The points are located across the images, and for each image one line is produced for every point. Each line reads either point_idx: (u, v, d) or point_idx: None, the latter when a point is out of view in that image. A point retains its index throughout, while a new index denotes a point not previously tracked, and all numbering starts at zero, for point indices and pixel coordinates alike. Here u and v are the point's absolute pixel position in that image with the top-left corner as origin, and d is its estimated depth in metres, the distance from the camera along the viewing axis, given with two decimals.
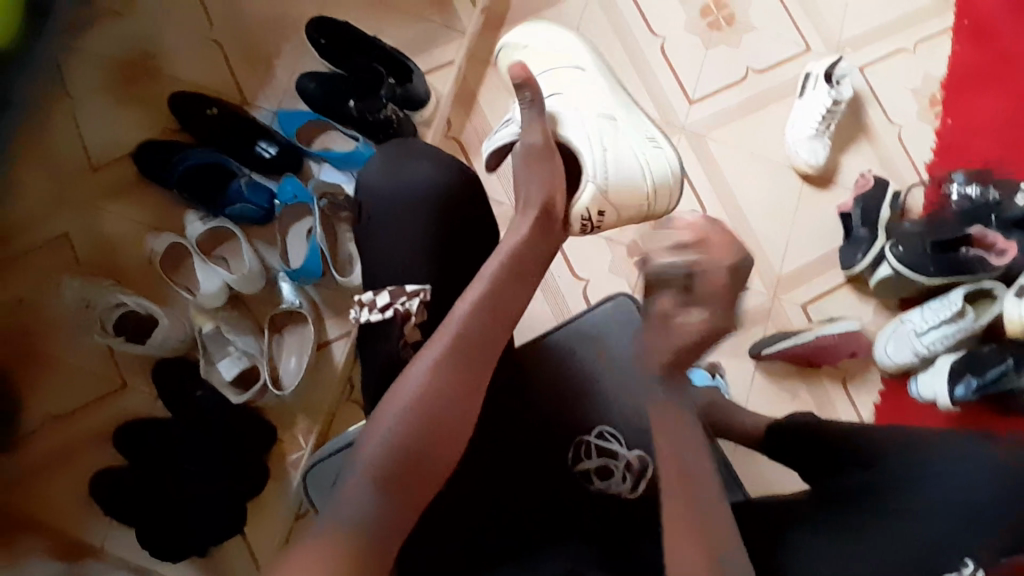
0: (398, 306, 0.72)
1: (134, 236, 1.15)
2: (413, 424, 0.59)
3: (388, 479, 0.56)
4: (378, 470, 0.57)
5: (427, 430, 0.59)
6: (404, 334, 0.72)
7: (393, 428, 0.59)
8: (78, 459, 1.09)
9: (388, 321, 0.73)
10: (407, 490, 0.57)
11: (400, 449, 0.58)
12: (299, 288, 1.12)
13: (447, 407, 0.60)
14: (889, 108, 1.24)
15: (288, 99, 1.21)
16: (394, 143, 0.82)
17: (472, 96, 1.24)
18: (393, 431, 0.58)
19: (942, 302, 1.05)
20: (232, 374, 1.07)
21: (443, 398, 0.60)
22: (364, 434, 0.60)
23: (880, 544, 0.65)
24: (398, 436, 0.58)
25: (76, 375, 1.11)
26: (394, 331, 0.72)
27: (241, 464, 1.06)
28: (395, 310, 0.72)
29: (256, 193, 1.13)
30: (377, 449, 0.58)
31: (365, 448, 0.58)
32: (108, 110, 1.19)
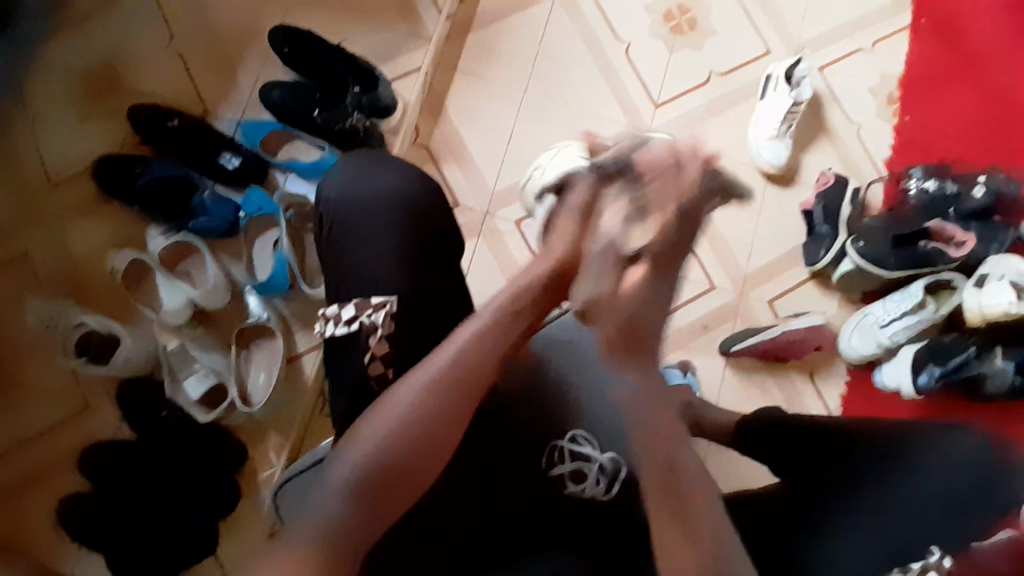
0: (364, 319, 0.72)
1: (96, 252, 1.12)
2: (399, 442, 0.58)
3: (367, 492, 0.56)
4: (358, 483, 0.56)
5: (410, 455, 0.59)
6: (371, 345, 0.72)
7: (378, 444, 0.58)
8: (42, 484, 1.05)
9: (354, 333, 0.72)
10: (385, 502, 0.57)
11: (383, 464, 0.57)
12: (267, 302, 1.11)
13: (433, 437, 0.60)
14: (848, 107, 1.26)
15: (251, 108, 1.19)
16: (360, 152, 0.81)
17: (439, 103, 1.24)
18: (378, 449, 0.58)
19: (903, 295, 1.08)
20: (198, 392, 1.05)
21: (435, 421, 0.60)
22: (343, 449, 0.59)
23: (848, 534, 0.66)
24: (383, 453, 0.58)
25: (38, 398, 1.07)
26: (360, 342, 0.72)
27: (212, 483, 1.03)
28: (361, 324, 0.72)
29: (220, 207, 1.12)
30: (354, 468, 0.57)
31: (342, 465, 0.57)
32: (64, 125, 1.16)
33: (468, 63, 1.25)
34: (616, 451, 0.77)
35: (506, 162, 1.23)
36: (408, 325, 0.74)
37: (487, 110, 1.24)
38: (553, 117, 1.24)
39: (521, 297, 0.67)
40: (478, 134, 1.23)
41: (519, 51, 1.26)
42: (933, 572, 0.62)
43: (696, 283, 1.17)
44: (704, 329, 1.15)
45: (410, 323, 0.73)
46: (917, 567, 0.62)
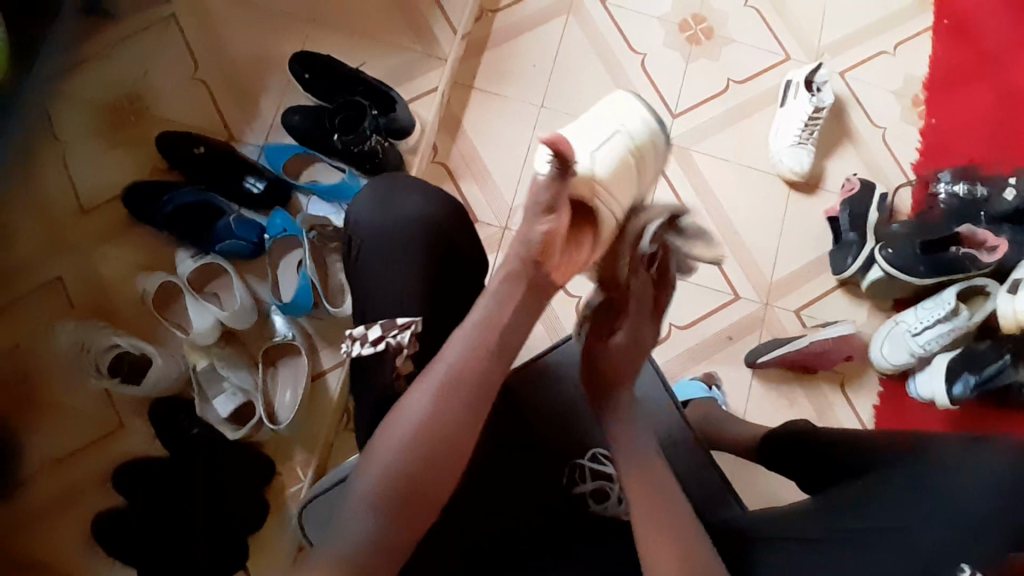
0: (390, 339, 0.73)
1: (127, 275, 1.15)
2: (414, 453, 0.57)
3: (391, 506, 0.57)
4: (380, 494, 0.57)
5: (429, 460, 0.57)
6: (397, 365, 0.72)
7: (394, 455, 0.57)
8: (74, 503, 1.07)
9: (380, 353, 0.73)
10: (412, 511, 0.57)
11: (396, 474, 0.57)
12: (291, 321, 1.13)
13: (451, 438, 0.58)
14: (872, 111, 1.24)
15: (275, 134, 1.22)
16: (386, 174, 0.82)
17: (455, 121, 1.25)
18: (395, 460, 0.57)
19: (933, 302, 1.03)
20: (227, 410, 1.07)
21: (448, 427, 0.58)
22: (363, 463, 0.60)
23: (885, 552, 0.64)
24: (399, 462, 0.57)
25: (72, 416, 1.10)
26: (386, 363, 0.73)
27: (241, 499, 1.06)
28: (387, 343, 0.73)
29: (245, 229, 1.14)
30: (373, 480, 0.57)
31: (363, 479, 0.58)
32: (97, 153, 1.20)
33: (484, 80, 1.27)
34: None
35: (524, 177, 1.24)
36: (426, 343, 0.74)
37: (504, 127, 1.25)
38: None
39: (520, 279, 0.63)
40: (495, 150, 1.24)
41: (535, 67, 1.27)
42: None
43: (719, 293, 1.15)
44: (729, 340, 1.13)
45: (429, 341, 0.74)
46: None
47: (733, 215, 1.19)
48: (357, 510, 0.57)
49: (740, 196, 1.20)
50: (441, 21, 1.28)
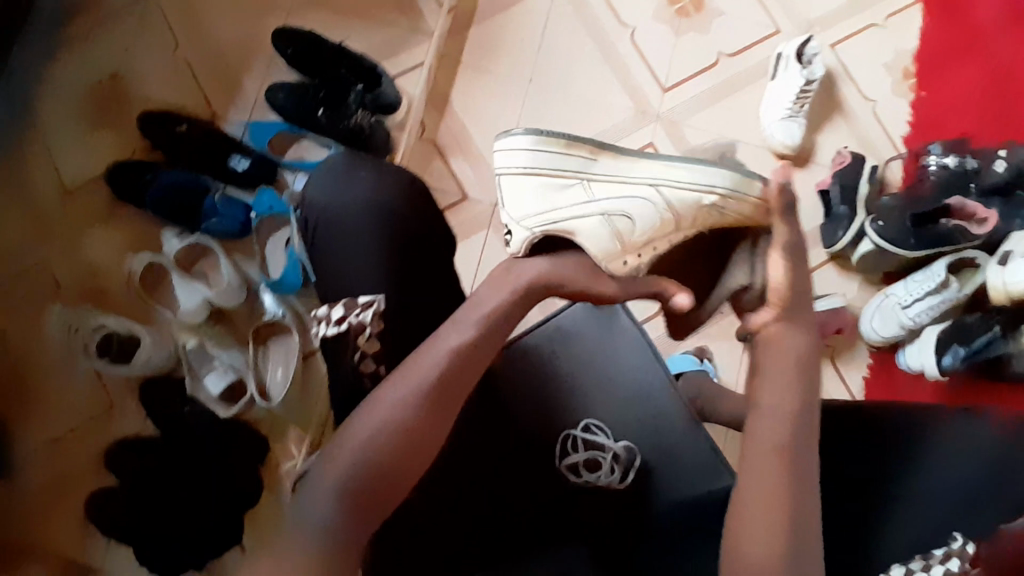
0: (353, 318, 0.71)
1: (112, 257, 1.14)
2: (390, 451, 0.55)
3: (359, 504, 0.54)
4: (349, 489, 0.54)
5: (404, 451, 0.55)
6: (359, 344, 0.70)
7: (367, 442, 0.55)
8: (68, 483, 1.08)
9: (343, 333, 0.71)
10: (379, 510, 0.54)
11: (368, 464, 0.54)
12: (281, 299, 1.11)
13: (430, 432, 0.56)
14: (863, 84, 1.23)
15: (258, 110, 1.20)
16: (348, 154, 0.82)
17: (443, 96, 1.24)
18: (367, 458, 0.54)
19: (924, 275, 1.04)
20: (219, 388, 1.07)
21: (426, 430, 0.56)
22: (331, 446, 0.56)
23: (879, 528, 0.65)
24: (372, 452, 0.54)
25: (61, 398, 1.09)
26: (349, 342, 0.71)
27: (232, 477, 1.05)
28: (350, 323, 0.71)
29: (232, 208, 1.13)
30: (343, 468, 0.54)
31: (330, 465, 0.55)
32: (78, 132, 1.18)
33: (472, 55, 1.25)
34: (629, 441, 0.81)
35: None
36: (416, 319, 0.74)
37: (493, 102, 1.24)
38: (559, 107, 1.23)
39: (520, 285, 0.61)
40: (484, 126, 1.23)
41: (523, 42, 1.25)
42: (956, 559, 0.60)
43: None
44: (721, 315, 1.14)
45: (419, 316, 0.74)
46: (939, 553, 0.61)
47: None
48: (322, 495, 0.53)
49: None
50: None
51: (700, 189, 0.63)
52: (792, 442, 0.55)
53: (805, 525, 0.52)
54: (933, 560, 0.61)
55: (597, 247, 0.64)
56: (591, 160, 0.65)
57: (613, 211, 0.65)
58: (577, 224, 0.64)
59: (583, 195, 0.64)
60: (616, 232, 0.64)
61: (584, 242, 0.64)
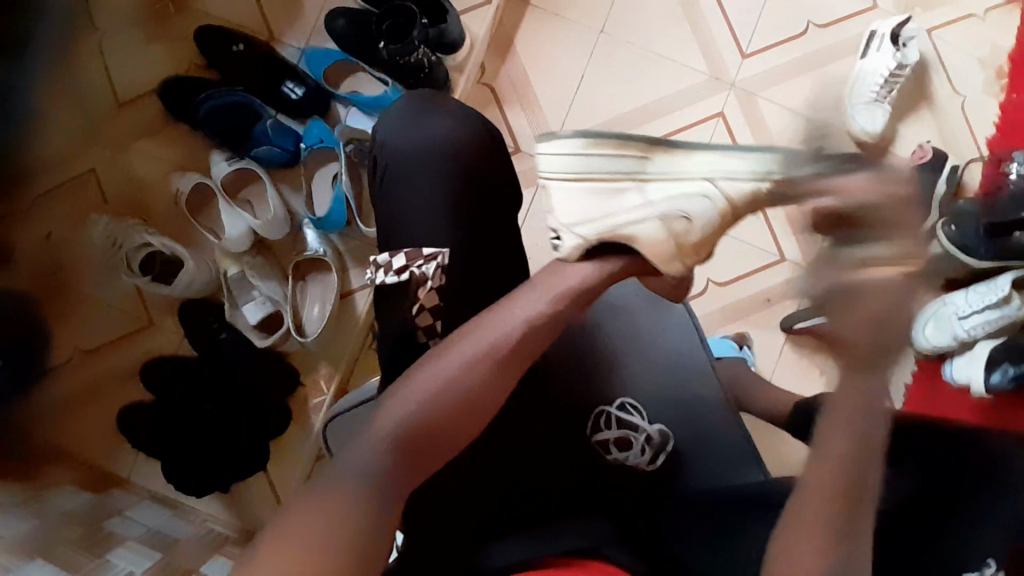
0: (414, 270, 0.70)
1: (160, 175, 1.13)
2: (446, 399, 0.55)
3: (408, 443, 0.54)
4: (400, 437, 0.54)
5: (460, 409, 0.56)
6: (419, 296, 0.70)
7: (426, 394, 0.55)
8: (106, 391, 1.11)
9: (403, 283, 0.71)
10: (422, 455, 0.55)
11: (424, 415, 0.55)
12: (324, 237, 1.11)
13: (487, 396, 0.57)
14: (955, 76, 1.15)
15: (317, 37, 1.16)
16: (413, 93, 0.78)
17: (508, 41, 1.18)
18: (424, 400, 0.55)
19: (988, 287, 1.01)
20: (256, 319, 1.08)
21: (483, 389, 0.56)
22: (389, 395, 0.57)
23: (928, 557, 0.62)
24: (429, 405, 0.55)
25: (103, 309, 1.12)
26: (408, 291, 0.70)
27: (263, 405, 1.08)
28: (411, 273, 0.70)
29: (282, 136, 1.11)
30: (399, 416, 0.55)
31: (388, 411, 0.55)
32: (133, 40, 1.15)
33: None
34: (662, 424, 0.81)
35: (575, 108, 1.17)
36: (467, 281, 0.72)
37: (559, 52, 1.18)
38: (628, 65, 1.17)
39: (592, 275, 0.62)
40: (547, 78, 1.18)
41: None
42: None
43: (764, 254, 1.12)
44: (767, 303, 1.11)
45: (469, 279, 0.72)
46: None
47: None
48: (374, 440, 0.54)
49: None
50: None
51: (755, 177, 0.63)
52: (857, 448, 0.55)
53: (853, 533, 0.55)
54: None
55: (655, 249, 0.63)
56: (641, 160, 0.66)
57: (670, 212, 0.63)
58: (634, 228, 0.63)
59: (636, 197, 0.65)
60: (674, 233, 0.63)
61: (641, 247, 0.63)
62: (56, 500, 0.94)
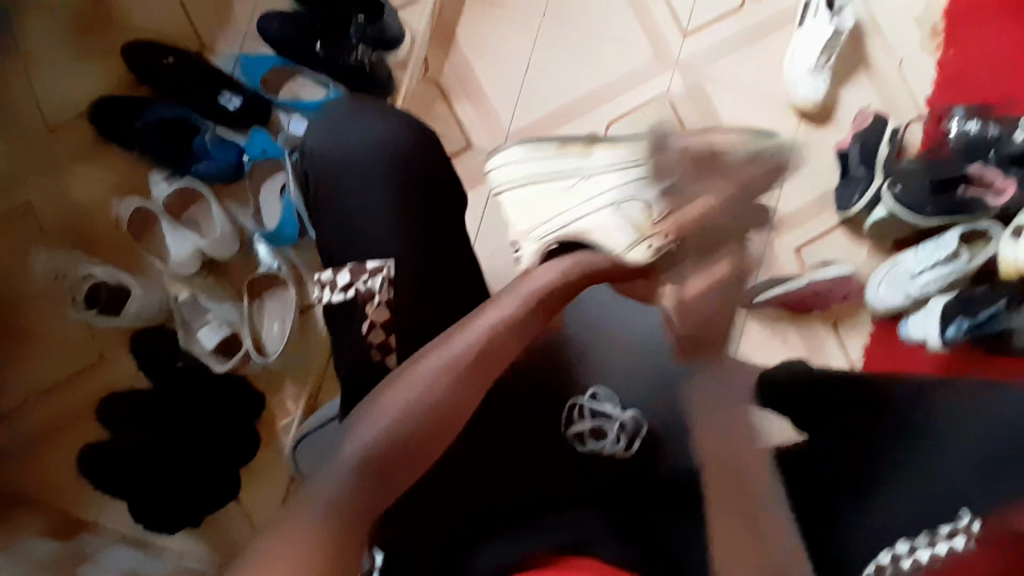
0: (360, 286, 0.69)
1: (97, 202, 1.07)
2: (417, 419, 0.55)
3: (383, 468, 0.52)
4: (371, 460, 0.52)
5: (435, 427, 0.55)
6: (369, 314, 0.68)
7: (399, 414, 0.54)
8: (62, 434, 1.05)
9: (348, 301, 0.69)
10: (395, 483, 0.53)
11: (399, 437, 0.53)
12: (277, 251, 1.07)
13: (456, 409, 0.57)
14: (890, 39, 1.18)
15: (250, 42, 1.12)
16: (349, 99, 0.78)
17: (449, 34, 1.16)
18: (397, 423, 0.54)
19: (933, 245, 1.05)
20: (213, 343, 1.03)
21: (451, 405, 0.57)
22: (354, 423, 0.55)
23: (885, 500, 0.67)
24: (402, 425, 0.54)
25: (50, 349, 1.06)
26: (355, 312, 0.68)
27: (232, 430, 1.05)
28: (357, 290, 0.69)
29: (222, 149, 1.06)
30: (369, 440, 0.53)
31: (353, 439, 0.54)
32: (56, 60, 1.08)
33: None
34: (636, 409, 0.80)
35: (523, 98, 1.16)
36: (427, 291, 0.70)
37: (502, 43, 1.16)
38: (574, 53, 1.17)
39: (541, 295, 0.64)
40: (493, 71, 1.16)
41: None
42: (962, 536, 0.62)
43: None
44: None
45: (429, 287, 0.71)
46: (946, 531, 0.63)
47: None
48: (341, 467, 0.51)
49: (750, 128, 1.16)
50: None
51: None
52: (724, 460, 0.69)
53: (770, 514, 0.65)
54: (938, 536, 0.63)
55: None
56: None
57: None
58: None
59: None
60: None
61: (597, 252, 0.71)
62: (25, 549, 0.90)
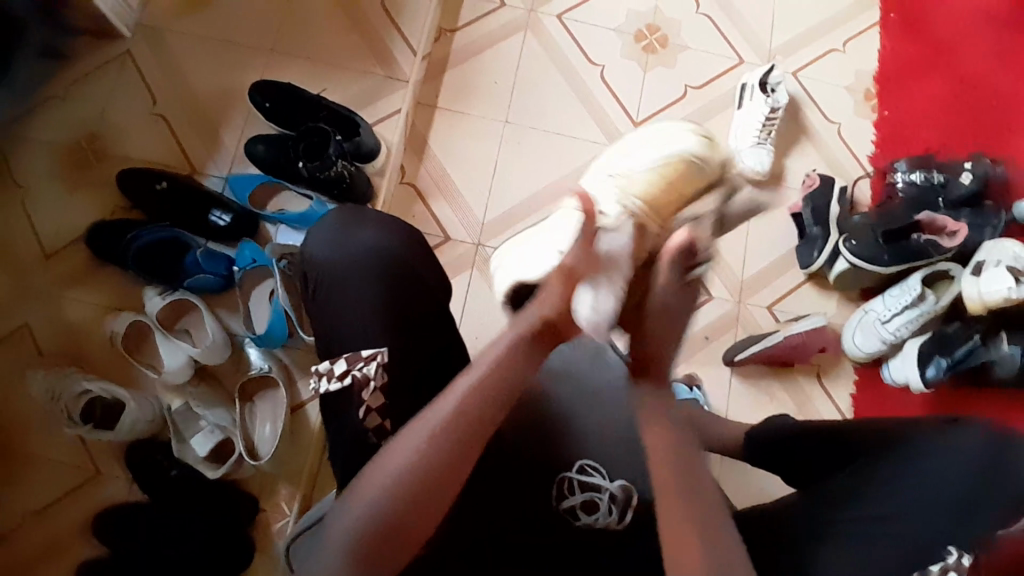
0: (357, 372, 0.71)
1: (92, 320, 1.13)
2: (401, 496, 0.57)
3: (377, 543, 0.57)
4: (362, 536, 0.57)
5: (423, 500, 0.58)
6: (365, 399, 0.70)
7: (385, 490, 0.57)
8: (55, 557, 1.04)
9: (346, 388, 0.71)
10: (388, 552, 0.57)
11: (387, 514, 0.57)
12: (267, 354, 1.12)
13: (444, 478, 0.59)
14: (825, 107, 1.28)
15: (238, 164, 1.21)
16: (341, 206, 0.80)
17: (422, 141, 1.26)
18: (380, 503, 0.57)
19: (901, 289, 1.07)
20: (205, 450, 1.04)
21: (435, 475, 0.59)
22: (348, 498, 0.59)
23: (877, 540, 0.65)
24: (388, 500, 0.57)
25: (44, 470, 1.06)
26: (353, 398, 0.71)
27: (226, 538, 1.03)
28: (353, 377, 0.71)
29: (213, 263, 1.13)
30: (361, 517, 0.57)
31: (347, 515, 0.58)
32: (57, 194, 1.18)
33: (448, 99, 1.28)
34: (625, 478, 0.76)
35: (494, 191, 1.24)
36: (400, 370, 0.73)
37: (469, 144, 1.26)
38: (536, 147, 1.26)
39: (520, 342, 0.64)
40: (463, 170, 1.25)
41: (497, 83, 1.28)
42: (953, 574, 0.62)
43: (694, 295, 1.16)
44: (706, 340, 1.14)
45: (403, 365, 0.73)
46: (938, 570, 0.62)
47: None
48: (336, 545, 0.57)
49: None
50: (400, 42, 1.29)
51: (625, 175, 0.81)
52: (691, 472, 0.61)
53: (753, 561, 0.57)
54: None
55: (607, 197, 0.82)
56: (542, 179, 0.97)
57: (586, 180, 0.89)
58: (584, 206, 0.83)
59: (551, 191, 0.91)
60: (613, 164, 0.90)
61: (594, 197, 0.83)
62: None
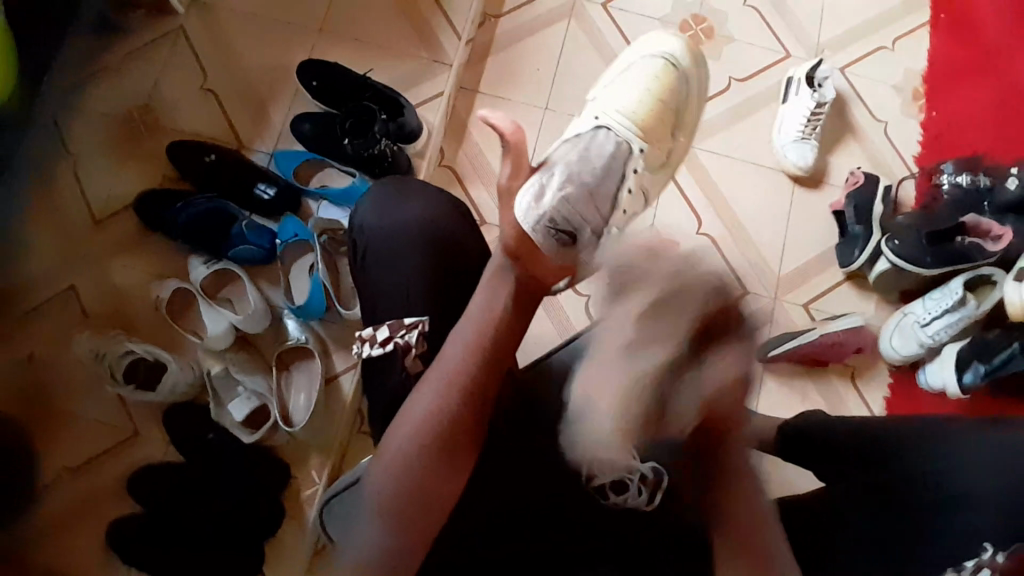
0: (398, 339, 0.72)
1: (138, 285, 1.16)
2: (422, 445, 0.60)
3: (412, 500, 0.59)
4: (396, 493, 0.59)
5: (444, 447, 0.60)
6: (407, 364, 0.71)
7: (409, 444, 0.60)
8: (92, 510, 1.08)
9: (389, 354, 0.72)
10: (423, 509, 0.59)
11: (414, 467, 0.59)
12: (304, 325, 1.14)
13: (461, 425, 0.61)
14: (872, 105, 1.26)
15: (283, 141, 1.24)
16: (388, 180, 0.83)
17: (462, 125, 1.27)
18: (406, 456, 0.60)
19: (943, 292, 1.06)
20: (242, 414, 1.09)
21: (453, 422, 0.61)
22: (378, 459, 0.61)
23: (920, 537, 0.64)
24: (411, 451, 0.60)
25: (87, 427, 1.11)
26: (395, 363, 0.72)
27: (256, 502, 1.06)
28: (396, 343, 0.72)
29: (257, 235, 1.15)
30: (389, 475, 0.60)
31: (379, 473, 0.60)
32: (108, 163, 1.21)
33: (490, 84, 1.28)
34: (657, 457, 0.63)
35: None
36: (439, 345, 0.74)
37: None
38: None
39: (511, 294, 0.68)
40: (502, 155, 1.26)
41: (539, 70, 1.29)
42: (987, 569, 0.59)
43: None
44: None
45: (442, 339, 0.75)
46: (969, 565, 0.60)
47: (737, 211, 1.20)
48: (371, 504, 0.59)
49: (747, 197, 1.21)
50: (445, 26, 1.30)
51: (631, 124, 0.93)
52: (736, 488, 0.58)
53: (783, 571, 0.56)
54: (963, 571, 0.60)
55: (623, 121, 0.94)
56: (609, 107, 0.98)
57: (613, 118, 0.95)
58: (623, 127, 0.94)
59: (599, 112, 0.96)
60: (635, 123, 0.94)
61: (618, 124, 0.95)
62: None
